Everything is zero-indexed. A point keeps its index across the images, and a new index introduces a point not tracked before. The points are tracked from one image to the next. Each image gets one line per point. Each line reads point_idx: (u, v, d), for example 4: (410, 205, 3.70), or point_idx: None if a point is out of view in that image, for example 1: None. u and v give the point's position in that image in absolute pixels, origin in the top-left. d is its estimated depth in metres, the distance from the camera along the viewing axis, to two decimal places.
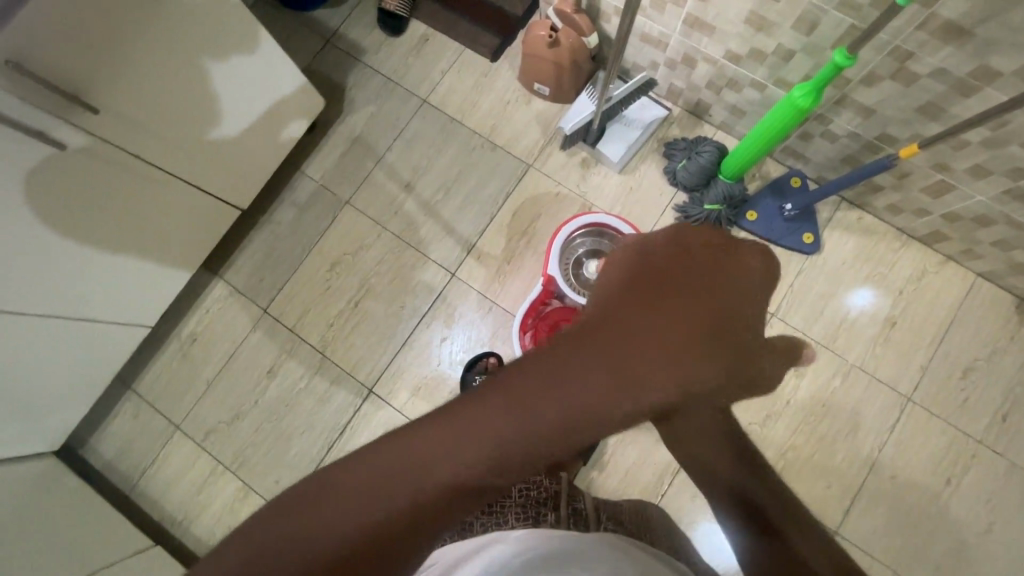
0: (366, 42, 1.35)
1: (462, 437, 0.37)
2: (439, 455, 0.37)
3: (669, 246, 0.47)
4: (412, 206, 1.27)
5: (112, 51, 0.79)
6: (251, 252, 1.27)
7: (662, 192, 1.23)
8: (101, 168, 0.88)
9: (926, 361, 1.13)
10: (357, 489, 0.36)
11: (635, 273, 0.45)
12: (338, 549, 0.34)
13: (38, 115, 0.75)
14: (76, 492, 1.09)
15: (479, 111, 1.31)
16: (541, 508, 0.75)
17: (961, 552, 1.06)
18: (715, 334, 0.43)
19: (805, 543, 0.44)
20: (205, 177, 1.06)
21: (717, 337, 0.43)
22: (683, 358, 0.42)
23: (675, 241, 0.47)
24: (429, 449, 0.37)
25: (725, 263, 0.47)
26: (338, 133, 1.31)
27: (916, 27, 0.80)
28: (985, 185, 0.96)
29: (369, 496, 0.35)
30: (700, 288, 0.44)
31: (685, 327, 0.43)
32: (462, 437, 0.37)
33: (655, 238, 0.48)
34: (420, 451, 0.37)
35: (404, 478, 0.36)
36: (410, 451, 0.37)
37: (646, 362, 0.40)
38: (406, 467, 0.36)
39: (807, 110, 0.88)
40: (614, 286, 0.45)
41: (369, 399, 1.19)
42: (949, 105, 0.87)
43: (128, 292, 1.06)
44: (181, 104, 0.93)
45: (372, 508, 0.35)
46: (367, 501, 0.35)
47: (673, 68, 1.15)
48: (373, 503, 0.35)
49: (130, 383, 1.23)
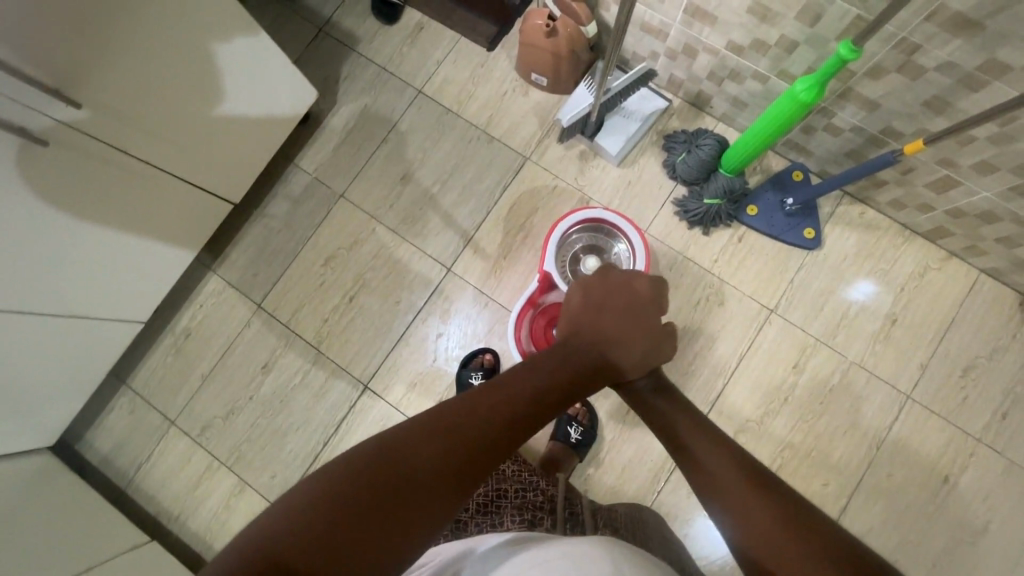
0: (359, 30, 1.32)
1: (496, 397, 0.52)
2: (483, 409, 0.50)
3: (607, 278, 0.69)
4: (407, 200, 1.25)
5: (94, 45, 0.77)
6: (244, 247, 1.26)
7: (661, 186, 1.21)
8: (86, 164, 0.86)
9: (927, 358, 1.12)
10: (420, 434, 0.46)
11: (587, 295, 0.67)
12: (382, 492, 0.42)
13: (20, 111, 0.73)
14: (72, 488, 1.09)
15: (475, 102, 1.28)
16: (538, 512, 0.77)
17: (957, 549, 1.06)
18: (647, 328, 0.66)
19: (796, 522, 0.46)
20: (194, 171, 1.04)
21: (648, 329, 0.66)
22: (626, 347, 0.63)
23: (612, 274, 0.69)
24: (475, 406, 0.50)
25: (641, 282, 0.69)
26: (331, 125, 1.29)
27: (925, 19, 0.77)
28: (990, 181, 0.94)
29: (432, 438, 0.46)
30: (633, 303, 0.67)
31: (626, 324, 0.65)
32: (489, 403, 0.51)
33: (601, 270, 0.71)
34: (468, 406, 0.49)
35: (456, 428, 0.47)
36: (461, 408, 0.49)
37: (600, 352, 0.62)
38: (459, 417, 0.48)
39: (809, 104, 0.86)
40: (574, 307, 0.68)
41: (365, 395, 1.18)
42: (956, 100, 0.84)
43: (119, 288, 1.05)
44: (168, 98, 0.90)
45: (428, 450, 0.45)
46: (418, 448, 0.45)
47: (674, 58, 1.12)
48: (435, 444, 0.46)
49: (125, 377, 1.23)
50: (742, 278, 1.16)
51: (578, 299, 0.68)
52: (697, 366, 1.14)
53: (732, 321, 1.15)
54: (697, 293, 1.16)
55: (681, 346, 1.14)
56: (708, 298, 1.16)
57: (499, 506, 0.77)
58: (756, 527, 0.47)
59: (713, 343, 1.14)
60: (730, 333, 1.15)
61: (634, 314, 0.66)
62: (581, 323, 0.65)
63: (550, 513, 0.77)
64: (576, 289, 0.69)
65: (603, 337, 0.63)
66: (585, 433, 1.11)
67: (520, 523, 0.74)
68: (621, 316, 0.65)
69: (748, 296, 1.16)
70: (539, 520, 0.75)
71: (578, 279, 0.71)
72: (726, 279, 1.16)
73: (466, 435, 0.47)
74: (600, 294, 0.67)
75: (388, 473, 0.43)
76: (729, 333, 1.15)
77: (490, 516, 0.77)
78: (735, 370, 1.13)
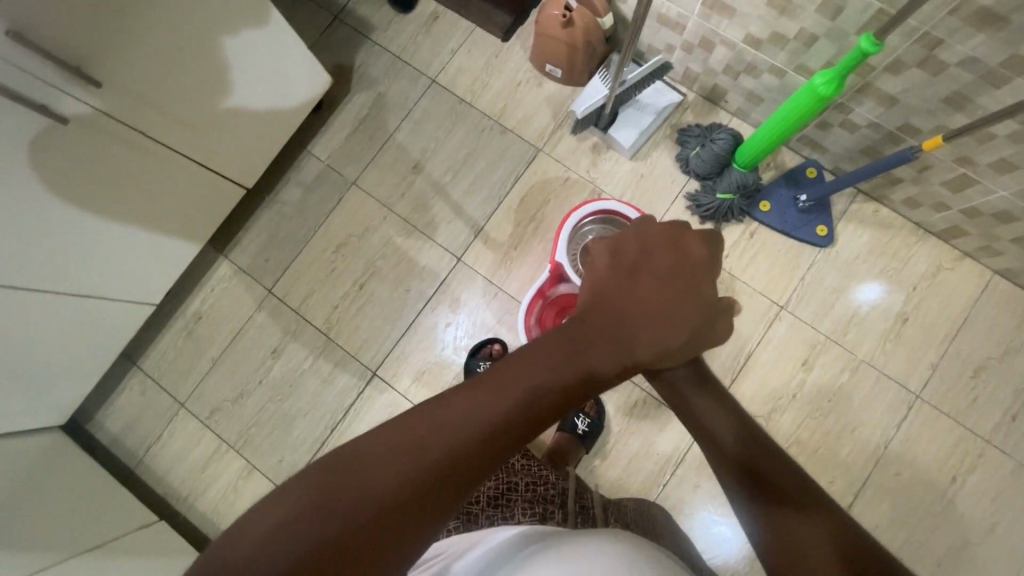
0: (374, 18, 1.32)
1: (490, 395, 0.43)
2: (482, 406, 0.43)
3: (643, 232, 0.55)
4: (418, 188, 1.25)
5: (114, 25, 0.77)
6: (256, 232, 1.26)
7: (673, 180, 1.20)
8: (105, 145, 0.86)
9: (937, 358, 1.11)
10: (429, 428, 0.41)
11: (615, 259, 0.53)
12: (363, 510, 0.38)
13: (37, 87, 0.74)
14: (82, 466, 1.10)
15: (489, 92, 1.28)
16: (548, 505, 0.78)
17: (963, 551, 1.05)
18: (690, 308, 0.51)
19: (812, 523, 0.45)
20: (209, 155, 1.05)
21: (691, 309, 0.51)
22: (661, 325, 0.50)
23: (648, 232, 0.55)
24: (468, 404, 0.43)
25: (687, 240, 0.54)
26: (345, 112, 1.29)
27: (948, 13, 0.76)
28: (1008, 181, 0.93)
29: (398, 461, 0.39)
30: (678, 269, 0.52)
31: (666, 301, 0.51)
32: (491, 400, 0.43)
33: (631, 229, 0.55)
34: (454, 409, 0.42)
35: (460, 423, 0.42)
36: (451, 409, 0.42)
37: (628, 327, 0.49)
38: (452, 422, 0.41)
39: (828, 98, 0.85)
40: (596, 275, 0.53)
41: (373, 382, 1.19)
42: (977, 96, 0.84)
43: (132, 269, 1.06)
44: (185, 82, 0.91)
45: (412, 463, 0.40)
46: (401, 461, 0.40)
47: (690, 51, 1.12)
48: (411, 456, 0.40)
49: (136, 359, 1.24)
50: (752, 273, 1.16)
51: (605, 261, 0.54)
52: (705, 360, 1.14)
53: (742, 317, 1.15)
54: None
55: None
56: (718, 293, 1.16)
57: (510, 500, 0.79)
58: (775, 523, 0.46)
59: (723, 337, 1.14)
60: (739, 329, 1.14)
61: (683, 278, 0.52)
62: (606, 294, 0.51)
63: (560, 506, 0.78)
64: (604, 247, 0.55)
65: (638, 314, 0.50)
66: (593, 425, 1.11)
67: (531, 516, 0.75)
68: (666, 283, 0.52)
69: (759, 292, 1.15)
70: (550, 513, 0.76)
71: (601, 240, 0.56)
72: (735, 275, 1.16)
73: (450, 439, 0.41)
74: (635, 252, 0.54)
75: (383, 485, 0.39)
76: (738, 329, 1.14)
77: (501, 509, 0.78)
78: (744, 365, 1.13)
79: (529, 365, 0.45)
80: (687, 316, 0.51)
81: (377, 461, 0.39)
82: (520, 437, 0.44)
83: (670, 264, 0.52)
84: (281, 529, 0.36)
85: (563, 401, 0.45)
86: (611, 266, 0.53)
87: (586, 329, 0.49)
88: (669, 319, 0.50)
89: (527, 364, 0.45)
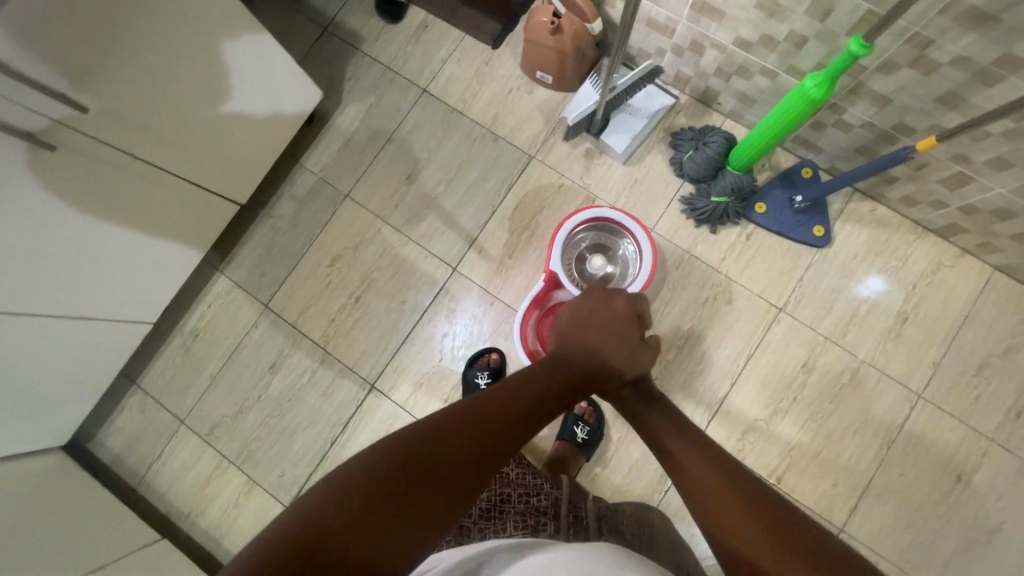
0: (363, 29, 1.32)
1: (499, 401, 0.55)
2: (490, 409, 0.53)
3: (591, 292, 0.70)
4: (411, 199, 1.25)
5: (99, 50, 0.77)
6: (251, 247, 1.26)
7: (668, 184, 1.19)
8: (94, 169, 0.86)
9: (939, 357, 1.10)
10: (455, 424, 0.50)
11: (574, 311, 0.68)
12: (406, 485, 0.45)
13: (24, 115, 0.73)
14: (84, 487, 1.10)
15: (480, 100, 1.27)
16: (540, 517, 0.76)
17: (970, 550, 1.04)
18: (635, 345, 0.66)
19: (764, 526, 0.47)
20: (199, 172, 1.04)
21: (635, 345, 0.66)
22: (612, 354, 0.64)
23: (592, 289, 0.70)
24: (483, 405, 0.53)
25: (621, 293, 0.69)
26: (337, 124, 1.29)
27: (938, 13, 0.75)
28: (1006, 178, 0.92)
29: (435, 445, 0.48)
30: (620, 315, 0.67)
31: (618, 341, 0.65)
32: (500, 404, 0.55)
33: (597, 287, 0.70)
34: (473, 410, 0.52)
35: (478, 421, 0.52)
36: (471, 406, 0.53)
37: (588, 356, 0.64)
38: (469, 416, 0.52)
39: (819, 101, 0.85)
40: (563, 321, 0.69)
41: (372, 394, 1.19)
42: (970, 95, 0.83)
43: (126, 289, 1.06)
44: (172, 102, 0.91)
45: (444, 448, 0.48)
46: (437, 446, 0.48)
47: (680, 55, 1.11)
48: (434, 443, 0.48)
49: (136, 377, 1.24)
50: (750, 276, 1.15)
51: (567, 313, 0.69)
52: (705, 364, 1.13)
53: (740, 320, 1.14)
54: (705, 292, 1.15)
55: (689, 344, 1.13)
56: (716, 296, 1.15)
57: (503, 511, 0.79)
58: (733, 531, 0.48)
59: (722, 341, 1.13)
60: (738, 332, 1.14)
61: (627, 320, 0.67)
62: (569, 336, 0.66)
63: (553, 518, 0.76)
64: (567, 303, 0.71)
65: (594, 349, 0.64)
66: (592, 433, 1.11)
67: (522, 529, 0.73)
68: (612, 323, 0.66)
69: (757, 295, 1.15)
70: (542, 526, 0.74)
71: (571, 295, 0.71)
72: (733, 278, 1.15)
73: (468, 431, 0.50)
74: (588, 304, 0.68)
75: (422, 467, 0.47)
76: (737, 332, 1.14)
77: (493, 522, 0.78)
78: (743, 369, 1.12)
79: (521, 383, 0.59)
80: (635, 351, 0.65)
81: (417, 446, 0.47)
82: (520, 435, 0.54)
83: (624, 313, 0.68)
84: (339, 504, 0.42)
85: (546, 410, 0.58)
86: (577, 314, 0.68)
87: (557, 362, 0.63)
88: (618, 347, 0.65)
89: (521, 383, 0.59)
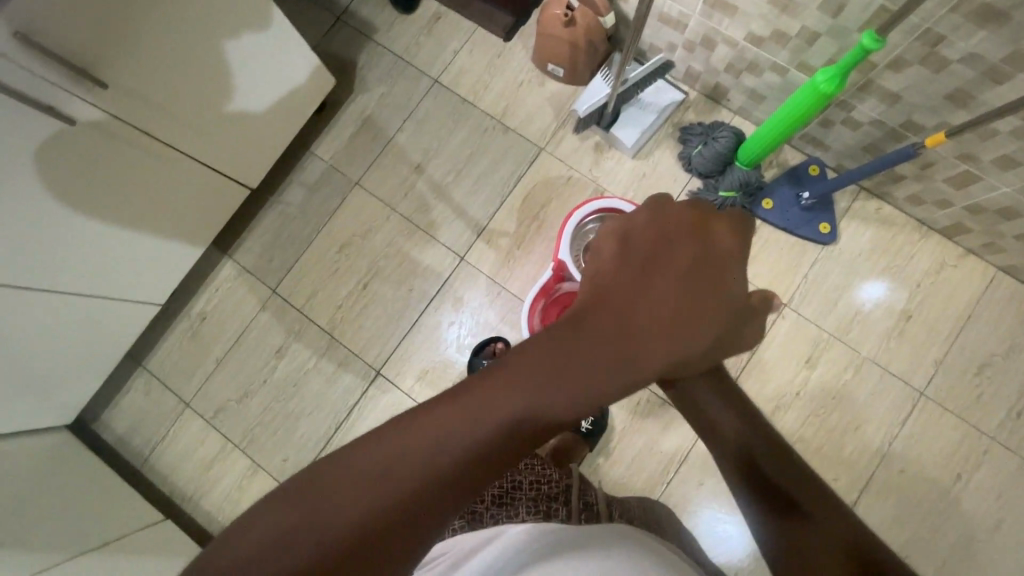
0: (377, 19, 1.33)
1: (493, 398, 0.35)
2: (465, 429, 0.34)
3: (658, 220, 0.45)
4: (421, 188, 1.26)
5: (119, 26, 0.77)
6: (260, 232, 1.27)
7: (676, 178, 1.20)
8: (112, 146, 0.87)
9: (942, 355, 1.11)
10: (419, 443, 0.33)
11: (625, 246, 0.44)
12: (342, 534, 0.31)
13: (45, 88, 0.74)
14: (88, 466, 1.11)
15: (490, 92, 1.28)
16: (552, 502, 0.77)
17: (967, 548, 1.05)
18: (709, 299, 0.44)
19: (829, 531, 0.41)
20: (215, 156, 1.05)
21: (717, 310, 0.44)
22: (682, 323, 0.42)
23: (661, 217, 0.46)
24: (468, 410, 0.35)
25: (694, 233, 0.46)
26: (348, 112, 1.30)
27: (950, 9, 0.76)
28: (1011, 177, 0.93)
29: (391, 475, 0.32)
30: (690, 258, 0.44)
31: (679, 303, 0.42)
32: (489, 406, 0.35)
33: (644, 213, 0.46)
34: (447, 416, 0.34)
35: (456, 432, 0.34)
36: (427, 430, 0.34)
37: (645, 325, 0.40)
38: (424, 444, 0.33)
39: (829, 96, 0.85)
40: (603, 269, 0.43)
41: (377, 381, 1.19)
42: (979, 92, 0.84)
43: (139, 271, 1.06)
44: (191, 82, 0.91)
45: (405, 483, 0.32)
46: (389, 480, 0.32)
47: (691, 50, 1.12)
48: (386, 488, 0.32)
49: (141, 359, 1.24)
50: (756, 272, 1.16)
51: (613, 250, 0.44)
52: None
53: None
54: None
55: None
56: None
57: (514, 498, 0.79)
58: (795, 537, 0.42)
59: None
60: None
61: (707, 272, 0.44)
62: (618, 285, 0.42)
63: (564, 504, 0.78)
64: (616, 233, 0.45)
65: (657, 314, 0.41)
66: (596, 423, 1.11)
67: (535, 514, 0.74)
68: (683, 273, 0.43)
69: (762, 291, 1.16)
70: (554, 511, 0.76)
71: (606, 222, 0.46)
72: None
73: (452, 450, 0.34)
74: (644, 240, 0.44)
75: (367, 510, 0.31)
76: None
77: (504, 509, 0.78)
78: (747, 363, 1.13)
79: (526, 372, 0.36)
80: (708, 318, 0.43)
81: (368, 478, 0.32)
82: (517, 455, 0.36)
83: (693, 258, 0.44)
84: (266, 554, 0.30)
85: (565, 413, 0.37)
86: (621, 259, 0.43)
87: (588, 333, 0.38)
88: (689, 308, 0.43)
89: (529, 359, 0.37)
